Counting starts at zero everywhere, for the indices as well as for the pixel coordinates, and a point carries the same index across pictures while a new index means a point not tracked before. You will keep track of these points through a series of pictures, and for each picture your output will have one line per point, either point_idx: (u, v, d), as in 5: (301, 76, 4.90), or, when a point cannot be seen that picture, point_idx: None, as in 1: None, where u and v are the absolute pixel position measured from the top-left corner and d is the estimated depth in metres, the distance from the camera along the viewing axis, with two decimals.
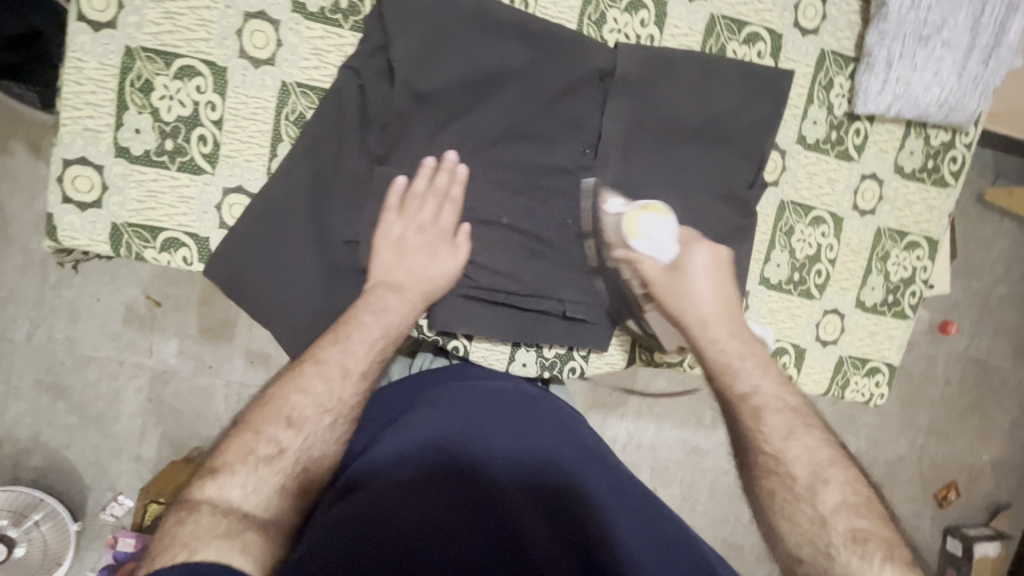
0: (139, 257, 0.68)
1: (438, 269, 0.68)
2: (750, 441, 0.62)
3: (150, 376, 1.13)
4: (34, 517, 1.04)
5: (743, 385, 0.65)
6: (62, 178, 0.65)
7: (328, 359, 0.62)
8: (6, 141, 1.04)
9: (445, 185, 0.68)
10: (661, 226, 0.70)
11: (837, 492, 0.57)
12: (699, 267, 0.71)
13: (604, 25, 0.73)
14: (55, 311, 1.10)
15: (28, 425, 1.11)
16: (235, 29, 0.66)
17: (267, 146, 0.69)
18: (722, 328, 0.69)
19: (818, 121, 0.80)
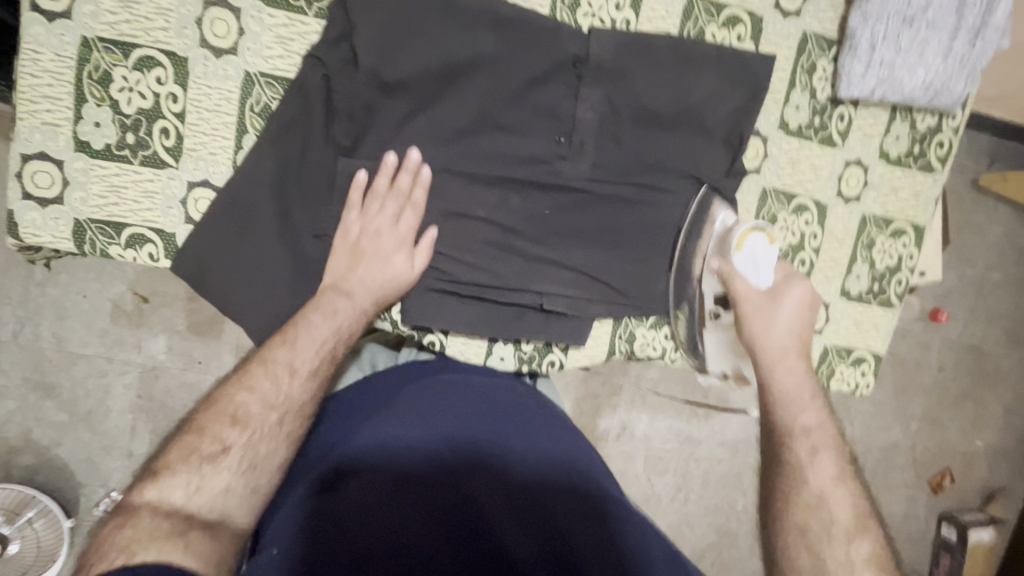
0: (104, 254, 0.67)
1: (393, 272, 0.68)
2: (795, 472, 0.61)
3: (137, 372, 1.12)
4: (28, 514, 1.04)
5: (810, 418, 0.64)
6: (22, 173, 0.63)
7: (276, 359, 0.62)
8: None
9: (408, 186, 0.67)
10: (768, 254, 0.71)
11: (871, 548, 0.57)
12: (793, 299, 0.71)
13: (577, 10, 0.71)
14: (41, 310, 1.09)
15: (17, 423, 1.10)
16: (195, 18, 0.64)
17: (232, 138, 0.67)
18: (798, 361, 0.69)
19: (800, 106, 0.78)
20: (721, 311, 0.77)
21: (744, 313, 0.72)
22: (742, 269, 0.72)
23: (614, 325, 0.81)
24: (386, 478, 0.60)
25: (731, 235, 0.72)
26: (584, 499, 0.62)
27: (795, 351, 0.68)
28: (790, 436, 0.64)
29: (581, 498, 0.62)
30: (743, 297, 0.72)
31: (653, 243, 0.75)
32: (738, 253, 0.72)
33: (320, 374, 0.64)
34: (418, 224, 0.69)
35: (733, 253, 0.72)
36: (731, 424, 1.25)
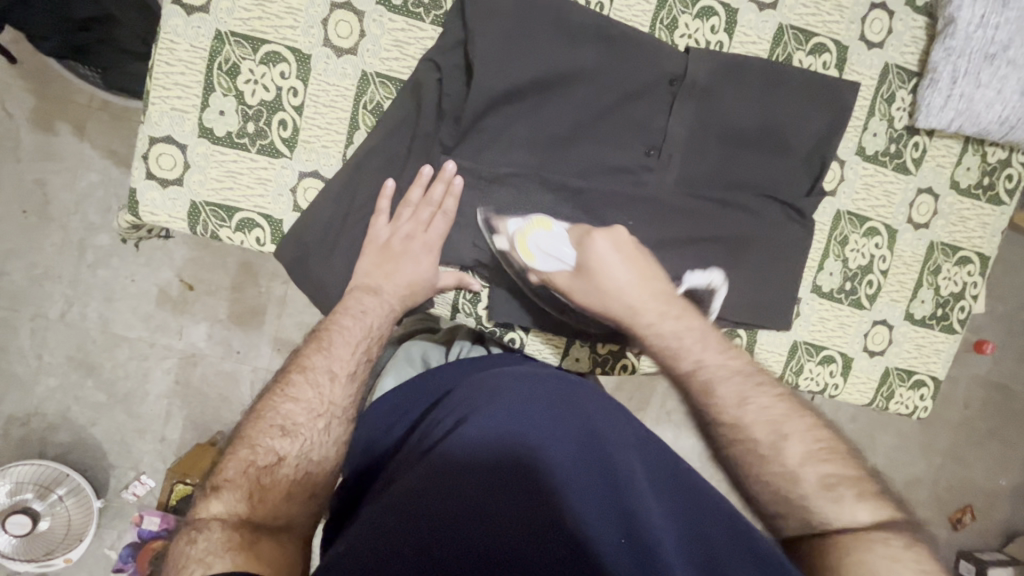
0: (214, 235, 0.70)
1: (421, 276, 0.69)
2: (704, 417, 0.59)
3: (178, 358, 1.15)
4: (59, 492, 1.06)
5: (684, 361, 0.62)
6: (148, 155, 0.67)
7: (314, 366, 0.61)
8: (55, 122, 1.09)
9: (441, 198, 0.69)
10: (550, 239, 0.68)
11: (800, 441, 0.55)
12: (605, 251, 0.67)
13: (675, 30, 0.74)
14: (91, 290, 1.12)
15: (58, 400, 1.13)
16: (322, 18, 0.68)
17: (345, 133, 0.70)
18: (652, 309, 0.66)
19: (878, 133, 0.80)
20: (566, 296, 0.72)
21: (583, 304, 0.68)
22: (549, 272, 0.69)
23: None
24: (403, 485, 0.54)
25: (517, 256, 0.69)
26: (629, 484, 0.56)
27: (642, 304, 0.66)
28: (683, 387, 0.61)
29: (625, 480, 0.56)
30: (564, 287, 0.69)
31: (735, 257, 0.77)
32: (535, 263, 0.69)
33: (359, 378, 0.63)
34: (448, 232, 0.71)
35: (532, 265, 0.69)
36: None
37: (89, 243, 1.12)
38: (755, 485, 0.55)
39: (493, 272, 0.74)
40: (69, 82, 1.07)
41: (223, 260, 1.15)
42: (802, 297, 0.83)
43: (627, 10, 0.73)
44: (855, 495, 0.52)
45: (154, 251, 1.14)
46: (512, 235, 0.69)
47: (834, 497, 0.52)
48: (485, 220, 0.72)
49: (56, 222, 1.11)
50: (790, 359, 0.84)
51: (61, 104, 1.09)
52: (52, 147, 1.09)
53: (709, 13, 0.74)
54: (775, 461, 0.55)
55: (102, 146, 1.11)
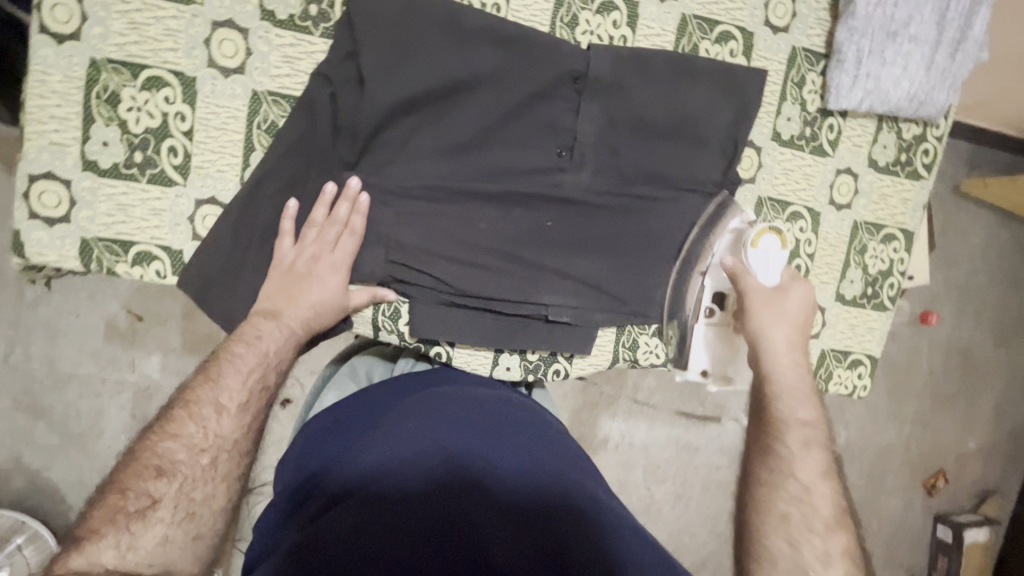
0: (110, 272, 0.67)
1: (326, 299, 0.67)
2: (783, 464, 0.64)
3: (133, 393, 1.11)
4: (17, 541, 1.02)
5: (800, 413, 0.66)
6: (29, 194, 0.64)
7: (199, 400, 0.59)
8: None
9: (348, 216, 0.66)
10: (779, 256, 0.70)
11: (844, 536, 0.61)
12: (794, 300, 0.70)
13: (576, 27, 0.73)
14: (32, 331, 1.08)
15: (8, 447, 1.08)
16: (203, 39, 0.65)
17: (240, 155, 0.68)
18: (795, 362, 0.68)
19: (791, 117, 0.80)
20: (715, 307, 0.78)
21: (756, 318, 0.68)
22: (749, 268, 0.71)
23: (617, 333, 0.82)
24: (368, 494, 0.55)
25: (747, 236, 0.71)
26: (576, 524, 0.55)
27: (795, 349, 0.68)
28: (783, 431, 0.65)
29: (568, 515, 0.55)
30: (751, 295, 0.69)
31: (655, 251, 0.77)
32: (751, 251, 0.71)
33: (248, 411, 0.61)
34: (358, 250, 0.69)
35: (747, 249, 0.71)
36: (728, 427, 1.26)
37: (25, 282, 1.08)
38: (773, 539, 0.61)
39: (411, 288, 0.72)
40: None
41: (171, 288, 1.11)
42: None
43: (524, 10, 0.71)
44: None
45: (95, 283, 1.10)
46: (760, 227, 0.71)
47: None
48: (399, 236, 0.69)
49: None
50: None
51: None
52: None
53: (610, 7, 0.73)
54: (814, 534, 0.60)
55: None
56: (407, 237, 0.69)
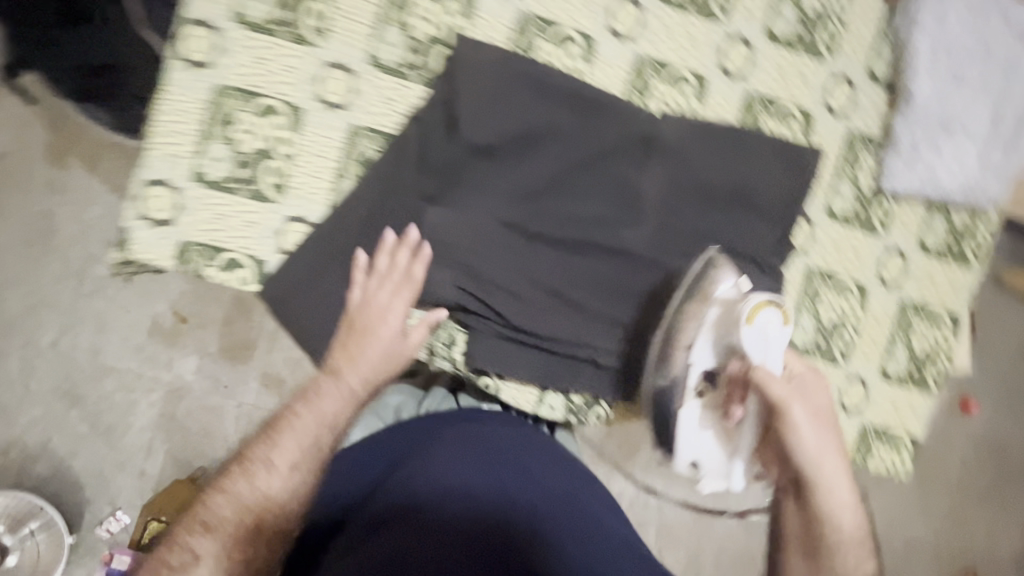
0: (200, 274, 0.73)
1: (384, 347, 0.71)
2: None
3: (165, 392, 1.18)
4: (30, 526, 1.07)
5: (852, 555, 0.65)
6: (143, 197, 0.71)
7: (253, 458, 0.66)
8: (66, 157, 1.18)
9: (408, 264, 0.70)
10: (781, 335, 0.67)
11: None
12: (820, 406, 0.66)
13: (648, 95, 0.78)
14: (82, 319, 1.18)
15: (40, 430, 1.16)
16: (316, 77, 0.72)
17: (332, 181, 0.74)
18: (829, 458, 0.65)
19: (845, 194, 0.83)
20: (705, 386, 0.72)
21: (793, 443, 0.65)
22: (751, 353, 0.67)
23: None
24: (401, 537, 0.63)
25: (744, 315, 0.67)
26: (570, 560, 0.65)
27: (824, 445, 0.65)
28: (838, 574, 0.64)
29: None
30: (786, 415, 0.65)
31: None
32: (748, 331, 0.67)
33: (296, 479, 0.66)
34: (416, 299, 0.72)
35: (743, 327, 0.67)
36: (752, 493, 1.20)
37: (87, 274, 1.19)
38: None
39: (473, 318, 0.75)
40: (85, 122, 1.17)
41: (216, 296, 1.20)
42: None
43: (601, 74, 0.77)
44: None
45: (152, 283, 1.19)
46: (755, 302, 0.68)
47: None
48: (469, 262, 0.72)
49: (57, 252, 1.18)
50: None
51: (72, 141, 1.19)
52: (62, 180, 1.18)
53: (681, 80, 0.79)
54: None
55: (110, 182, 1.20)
56: (482, 269, 0.73)
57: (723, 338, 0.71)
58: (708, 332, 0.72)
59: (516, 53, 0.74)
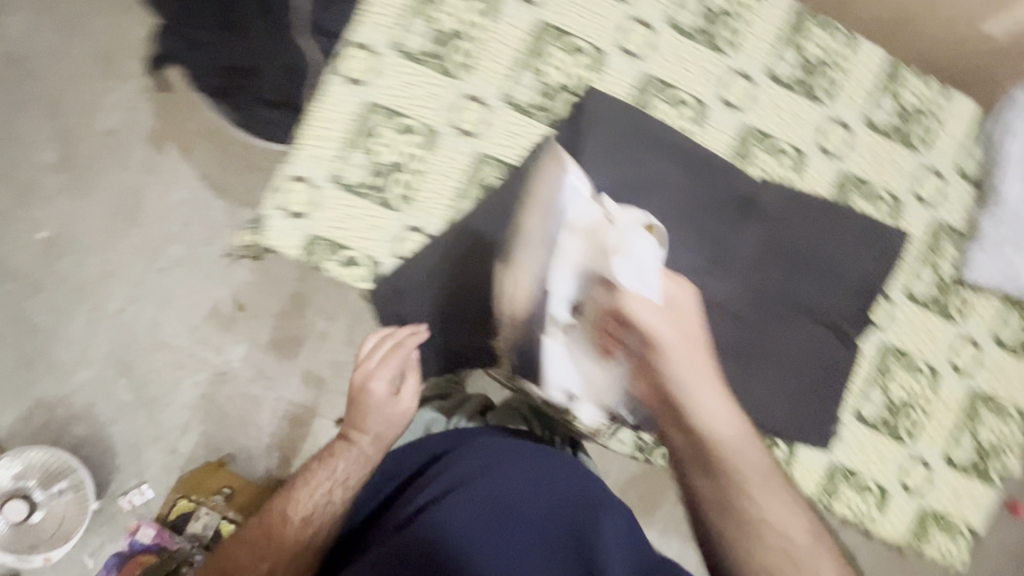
0: (324, 267, 0.80)
1: (382, 413, 0.81)
2: (756, 514, 0.66)
3: (210, 373, 1.29)
4: (60, 484, 1.18)
5: (753, 458, 0.69)
6: (284, 190, 0.78)
7: (275, 510, 0.77)
8: (166, 143, 1.33)
9: (405, 346, 0.81)
10: (654, 256, 0.72)
11: (834, 562, 0.65)
12: (673, 305, 0.72)
13: (751, 162, 0.84)
14: (149, 294, 1.30)
15: (87, 393, 1.27)
16: (456, 106, 0.80)
17: (453, 200, 0.80)
18: (694, 364, 0.70)
19: (925, 279, 0.87)
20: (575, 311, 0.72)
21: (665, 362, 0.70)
22: (621, 282, 0.69)
23: None
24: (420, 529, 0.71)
25: (616, 255, 0.69)
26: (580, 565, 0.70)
27: (686, 350, 0.70)
28: (745, 480, 0.68)
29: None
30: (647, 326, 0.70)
31: (783, 369, 0.82)
32: (625, 266, 0.69)
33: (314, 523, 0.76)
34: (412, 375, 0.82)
35: (614, 261, 0.69)
36: None
37: (161, 251, 1.31)
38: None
39: None
40: (195, 115, 1.33)
41: (276, 286, 1.30)
42: (844, 420, 0.86)
43: (712, 137, 0.84)
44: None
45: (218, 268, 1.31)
46: (623, 237, 0.71)
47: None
48: None
49: (140, 227, 1.31)
50: (827, 481, 0.86)
51: (176, 130, 1.33)
52: (158, 163, 1.32)
53: (782, 153, 0.85)
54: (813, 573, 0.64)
55: (200, 169, 1.33)
56: None
57: (589, 269, 0.70)
58: (574, 258, 0.71)
59: (636, 109, 0.82)
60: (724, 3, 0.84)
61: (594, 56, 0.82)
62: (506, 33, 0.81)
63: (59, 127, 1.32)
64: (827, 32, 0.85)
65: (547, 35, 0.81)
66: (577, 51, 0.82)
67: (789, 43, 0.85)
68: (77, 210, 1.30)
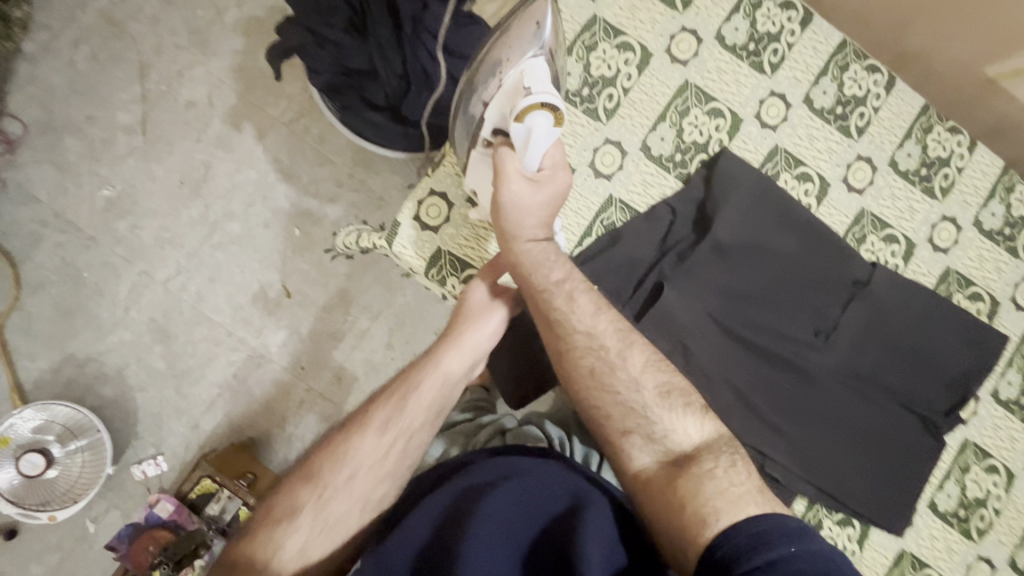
0: (443, 279, 0.82)
1: (486, 326, 0.74)
2: (568, 326, 0.69)
3: (247, 355, 1.26)
4: (78, 443, 1.16)
5: (556, 272, 0.71)
6: (422, 202, 0.82)
7: (371, 425, 0.68)
8: (243, 121, 1.30)
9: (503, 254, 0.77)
10: (552, 130, 0.64)
11: (644, 358, 0.69)
12: (550, 170, 0.69)
13: (862, 244, 0.87)
14: (200, 267, 1.27)
15: (122, 354, 1.25)
16: (595, 147, 0.83)
17: (578, 236, 0.82)
18: (536, 223, 0.71)
19: (1012, 382, 0.90)
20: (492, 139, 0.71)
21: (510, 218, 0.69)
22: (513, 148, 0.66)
23: (807, 508, 0.85)
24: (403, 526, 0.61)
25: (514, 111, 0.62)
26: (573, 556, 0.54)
27: (538, 213, 0.70)
28: (564, 315, 0.69)
29: None
30: (508, 185, 0.67)
31: (865, 450, 0.85)
32: (516, 128, 0.64)
33: (410, 452, 0.68)
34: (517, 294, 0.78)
35: (513, 124, 0.64)
36: None
37: (217, 226, 1.29)
38: (706, 501, 0.59)
39: None
40: (277, 97, 1.30)
41: (326, 281, 1.28)
42: (918, 509, 0.87)
43: (829, 215, 0.87)
44: (683, 405, 0.67)
45: (269, 252, 1.28)
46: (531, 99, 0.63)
47: (665, 402, 0.66)
48: (686, 341, 0.80)
49: (201, 198, 1.29)
50: (894, 567, 0.86)
51: (254, 109, 1.30)
52: (231, 140, 1.30)
53: (892, 240, 0.88)
54: (629, 373, 0.67)
55: (271, 153, 1.30)
56: (698, 353, 0.80)
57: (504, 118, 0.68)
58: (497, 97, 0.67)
59: (767, 177, 0.84)
60: (858, 91, 0.88)
61: (731, 122, 0.85)
62: (653, 87, 0.84)
63: (137, 86, 1.30)
64: (949, 133, 0.89)
65: (691, 95, 0.85)
66: (716, 115, 0.85)
67: (912, 138, 0.89)
68: (143, 173, 1.28)
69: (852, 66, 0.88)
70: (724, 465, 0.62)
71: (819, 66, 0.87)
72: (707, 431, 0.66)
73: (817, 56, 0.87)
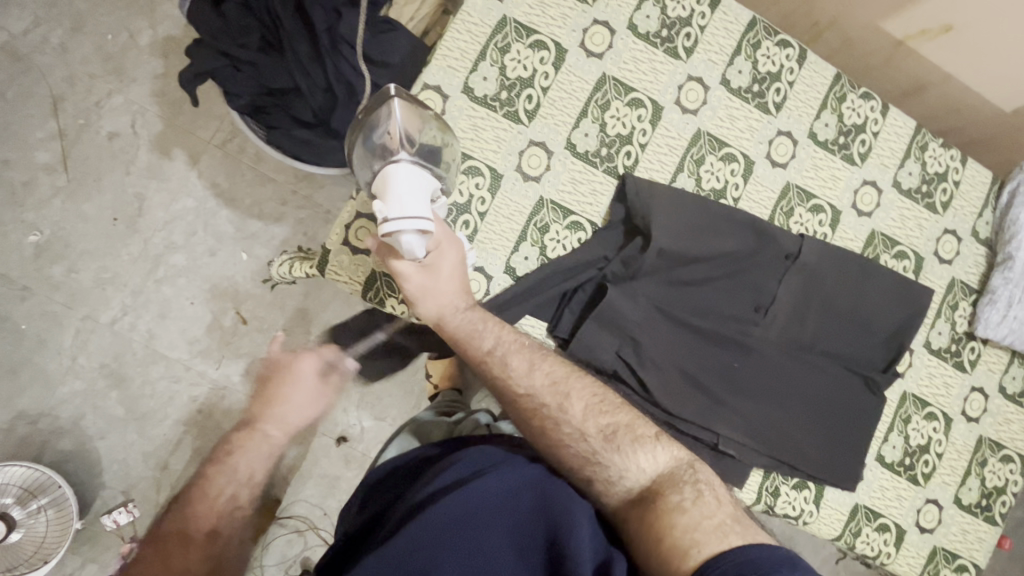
0: (381, 301, 0.81)
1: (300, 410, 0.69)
2: (506, 390, 0.71)
3: (208, 389, 1.22)
4: (41, 501, 1.10)
5: (486, 340, 0.72)
6: (350, 226, 0.80)
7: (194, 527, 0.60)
8: (173, 148, 1.25)
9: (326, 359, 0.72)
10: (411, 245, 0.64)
11: (585, 405, 0.69)
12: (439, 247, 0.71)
13: (791, 217, 0.89)
14: (148, 303, 1.22)
15: (76, 404, 1.19)
16: (519, 150, 0.82)
17: (513, 242, 0.82)
18: (454, 300, 0.74)
19: (942, 331, 0.94)
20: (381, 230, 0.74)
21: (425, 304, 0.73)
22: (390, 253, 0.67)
23: (764, 477, 0.88)
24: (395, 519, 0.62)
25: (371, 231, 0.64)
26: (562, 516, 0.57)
27: (450, 293, 0.73)
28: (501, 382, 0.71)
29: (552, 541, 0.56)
30: (406, 283, 0.71)
31: (812, 415, 0.88)
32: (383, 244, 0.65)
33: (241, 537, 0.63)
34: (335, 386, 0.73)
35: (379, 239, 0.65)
36: None
37: (160, 259, 1.24)
38: (683, 533, 0.56)
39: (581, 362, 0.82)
40: (205, 120, 1.25)
41: (282, 304, 1.25)
42: (867, 464, 0.91)
43: (757, 196, 0.89)
44: (632, 440, 0.66)
45: (219, 280, 1.24)
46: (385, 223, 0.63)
47: (612, 444, 0.66)
48: (632, 334, 0.82)
49: (139, 233, 1.23)
50: (851, 520, 0.91)
51: (181, 135, 1.25)
52: (163, 169, 1.24)
53: (819, 210, 0.90)
54: (572, 424, 0.67)
55: (207, 178, 1.25)
56: (645, 344, 0.82)
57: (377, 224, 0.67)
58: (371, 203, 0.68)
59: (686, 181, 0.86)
60: (772, 67, 0.89)
61: (653, 110, 0.86)
62: (571, 83, 0.84)
63: (53, 121, 1.22)
64: (862, 100, 0.92)
65: (610, 88, 0.85)
66: (637, 105, 0.85)
67: (827, 108, 0.91)
68: (74, 214, 1.21)
69: (764, 42, 0.89)
70: (692, 496, 0.61)
71: (733, 46, 0.88)
72: (663, 460, 0.65)
73: (728, 36, 0.88)
